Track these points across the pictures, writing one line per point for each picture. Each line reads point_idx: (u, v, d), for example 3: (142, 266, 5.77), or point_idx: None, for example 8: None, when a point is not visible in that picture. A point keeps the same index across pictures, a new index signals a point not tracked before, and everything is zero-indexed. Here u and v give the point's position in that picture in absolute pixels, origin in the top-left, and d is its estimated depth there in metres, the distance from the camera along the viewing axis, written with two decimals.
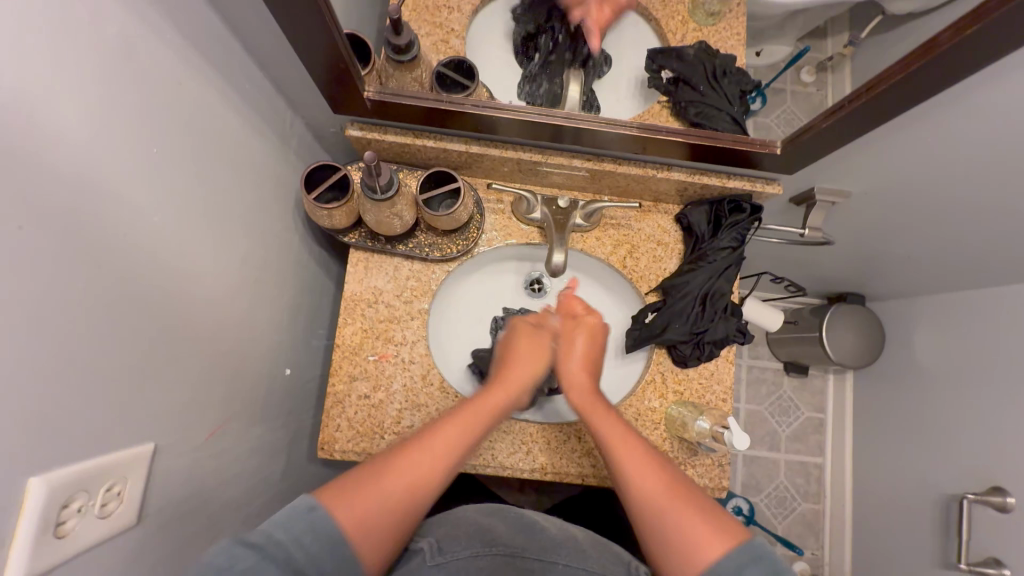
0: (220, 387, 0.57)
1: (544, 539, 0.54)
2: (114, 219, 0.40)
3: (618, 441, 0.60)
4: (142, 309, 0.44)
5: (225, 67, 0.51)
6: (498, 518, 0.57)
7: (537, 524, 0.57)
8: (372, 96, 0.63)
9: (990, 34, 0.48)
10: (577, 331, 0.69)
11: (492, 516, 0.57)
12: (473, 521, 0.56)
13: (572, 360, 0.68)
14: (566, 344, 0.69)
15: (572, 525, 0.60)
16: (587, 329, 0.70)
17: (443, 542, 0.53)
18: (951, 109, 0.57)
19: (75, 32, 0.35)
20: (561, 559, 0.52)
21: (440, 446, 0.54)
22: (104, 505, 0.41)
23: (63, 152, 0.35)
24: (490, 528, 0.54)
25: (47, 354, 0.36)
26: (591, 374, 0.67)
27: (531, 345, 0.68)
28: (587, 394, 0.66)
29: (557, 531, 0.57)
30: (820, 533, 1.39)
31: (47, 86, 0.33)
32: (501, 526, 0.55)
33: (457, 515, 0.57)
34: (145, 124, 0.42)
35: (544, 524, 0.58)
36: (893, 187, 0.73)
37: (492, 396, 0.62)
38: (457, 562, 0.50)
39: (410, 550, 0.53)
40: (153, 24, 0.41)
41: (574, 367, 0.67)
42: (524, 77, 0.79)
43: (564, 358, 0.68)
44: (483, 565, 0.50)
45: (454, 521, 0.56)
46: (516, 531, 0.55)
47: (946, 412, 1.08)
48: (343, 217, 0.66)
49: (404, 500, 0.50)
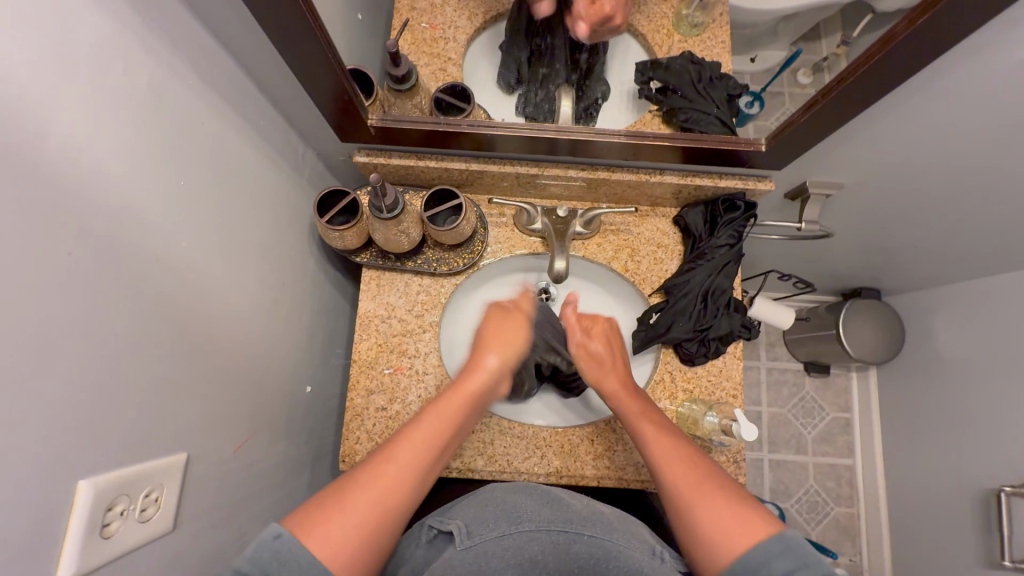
0: (245, 402, 0.60)
1: (570, 512, 0.55)
2: (148, 246, 0.44)
3: (652, 439, 0.62)
4: (175, 326, 0.48)
5: (242, 105, 0.56)
6: (524, 495, 0.57)
7: (564, 499, 0.58)
8: (375, 123, 0.68)
9: (949, 19, 0.50)
10: (597, 336, 0.74)
11: (517, 493, 0.58)
12: (498, 499, 0.57)
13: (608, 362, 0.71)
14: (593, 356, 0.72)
15: (601, 503, 0.60)
16: (603, 333, 0.74)
17: (472, 526, 0.52)
18: (928, 94, 0.60)
19: (113, 82, 0.40)
20: (590, 530, 0.52)
21: (411, 451, 0.53)
22: (143, 510, 0.44)
23: (105, 187, 0.40)
24: (517, 505, 0.55)
25: (90, 368, 0.40)
26: (623, 379, 0.70)
27: (504, 330, 0.67)
28: (623, 395, 0.68)
29: (582, 507, 0.57)
30: (857, 538, 1.35)
31: (90, 128, 0.38)
32: (528, 501, 0.56)
33: (484, 496, 0.58)
34: (173, 160, 0.46)
35: (569, 500, 0.58)
36: (887, 175, 0.74)
37: (462, 387, 0.60)
38: (489, 544, 0.50)
39: (441, 536, 0.53)
40: (179, 71, 0.46)
41: (603, 368, 0.71)
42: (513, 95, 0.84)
43: (591, 363, 0.72)
44: (512, 546, 0.50)
45: (482, 501, 0.57)
46: (543, 505, 0.55)
47: (976, 402, 1.06)
48: (354, 238, 0.70)
49: (376, 509, 0.48)
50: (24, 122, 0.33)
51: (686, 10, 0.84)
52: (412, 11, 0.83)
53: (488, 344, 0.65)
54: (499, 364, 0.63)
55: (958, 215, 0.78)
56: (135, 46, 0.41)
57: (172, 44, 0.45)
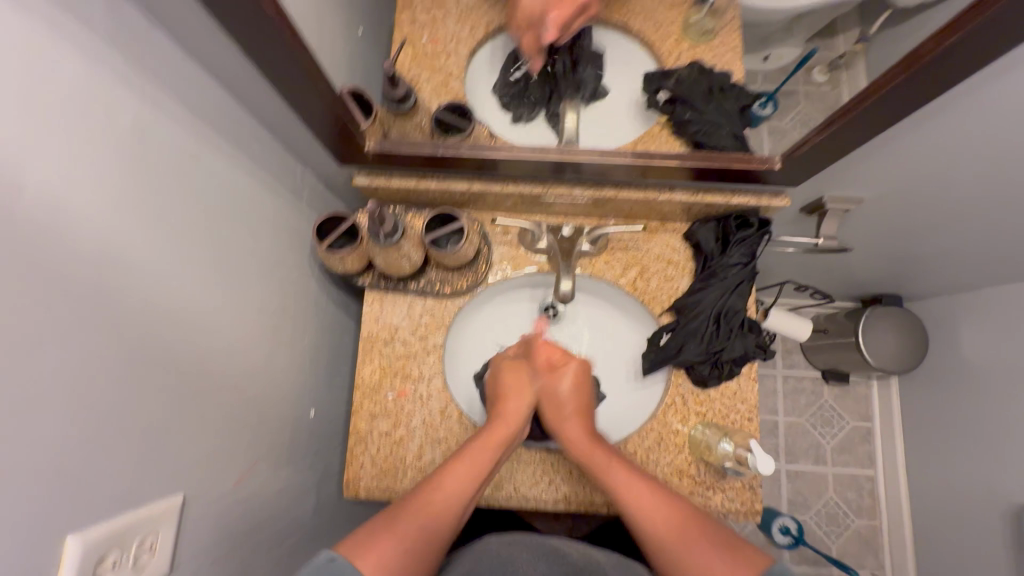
0: (245, 434, 0.59)
1: (566, 565, 0.55)
2: (137, 288, 0.43)
3: (619, 484, 0.61)
4: (166, 367, 0.47)
5: (235, 135, 0.55)
6: (521, 548, 0.58)
7: (559, 550, 0.58)
8: (374, 147, 0.66)
9: (980, 37, 0.47)
10: (560, 378, 0.71)
11: (514, 547, 0.58)
12: (495, 556, 0.56)
13: (565, 404, 0.70)
14: (552, 395, 0.71)
15: (597, 551, 0.60)
16: (573, 373, 0.72)
17: None
18: (953, 106, 0.56)
19: (95, 125, 0.39)
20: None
21: (454, 478, 0.58)
22: (137, 557, 0.43)
23: (86, 233, 0.38)
24: (511, 561, 0.55)
25: (77, 421, 0.38)
26: (585, 423, 0.68)
27: (518, 380, 0.70)
28: (583, 436, 0.67)
29: (578, 556, 0.57)
30: (879, 551, 1.30)
31: (68, 174, 0.37)
32: (522, 556, 0.56)
33: (481, 554, 0.57)
34: (162, 198, 0.45)
35: (567, 549, 0.59)
36: (910, 187, 0.70)
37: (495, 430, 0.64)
38: None
39: None
40: (164, 106, 0.45)
41: (562, 412, 0.69)
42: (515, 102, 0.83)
43: (551, 404, 0.70)
44: None
45: (478, 555, 0.57)
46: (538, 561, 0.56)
47: (1005, 418, 1.01)
48: (355, 261, 0.69)
49: (429, 526, 0.53)
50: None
51: (696, 15, 0.80)
52: (412, 25, 0.81)
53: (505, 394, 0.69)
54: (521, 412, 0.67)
55: (988, 228, 0.74)
56: (118, 85, 0.40)
57: (158, 81, 0.44)
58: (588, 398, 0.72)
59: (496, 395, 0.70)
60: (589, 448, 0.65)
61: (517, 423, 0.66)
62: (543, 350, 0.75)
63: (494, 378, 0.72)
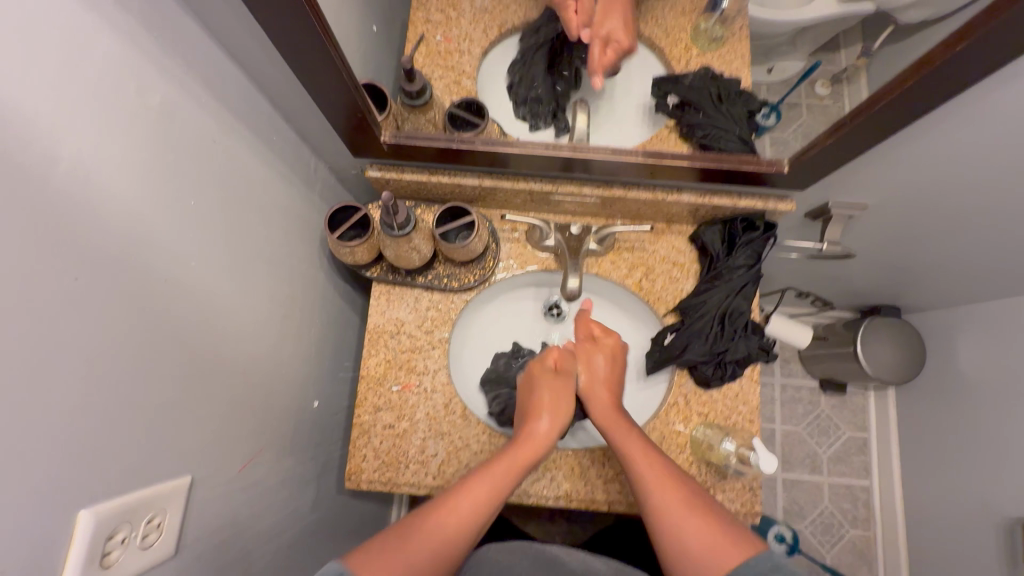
0: (251, 421, 0.59)
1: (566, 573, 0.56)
2: (156, 267, 0.44)
3: (635, 454, 0.61)
4: (179, 347, 0.47)
5: (254, 123, 0.56)
6: (520, 556, 0.59)
7: (558, 557, 0.59)
8: (389, 140, 0.68)
9: (987, 41, 0.48)
10: (595, 353, 0.72)
11: (513, 555, 0.59)
12: (495, 562, 0.57)
13: (595, 379, 0.70)
14: (586, 368, 0.71)
15: (595, 558, 0.60)
16: (608, 351, 0.72)
17: None
18: (958, 118, 0.58)
19: (125, 104, 0.39)
20: None
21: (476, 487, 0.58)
22: (145, 536, 0.43)
23: (111, 209, 0.39)
24: (511, 567, 0.57)
25: (92, 396, 0.39)
26: (611, 394, 0.69)
27: (555, 395, 0.68)
28: (607, 407, 0.68)
29: (578, 564, 0.58)
30: (873, 562, 1.30)
31: (98, 150, 0.37)
32: (522, 565, 0.57)
33: (481, 562, 0.57)
34: (183, 179, 0.46)
35: (566, 557, 0.60)
36: (912, 195, 0.72)
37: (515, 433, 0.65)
38: None
39: None
40: (190, 90, 0.46)
41: (597, 386, 0.69)
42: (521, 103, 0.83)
43: (588, 373, 0.71)
44: None
45: (477, 563, 0.57)
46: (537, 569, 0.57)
47: (1000, 428, 1.02)
48: (365, 253, 0.69)
49: (451, 539, 0.54)
50: (33, 145, 0.33)
51: (705, 23, 0.82)
52: (427, 24, 0.83)
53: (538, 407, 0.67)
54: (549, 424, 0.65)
55: (985, 239, 0.76)
56: (148, 68, 0.41)
57: (185, 63, 0.45)
58: (620, 376, 0.72)
59: (529, 407, 0.68)
60: (613, 419, 0.66)
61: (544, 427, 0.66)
62: (554, 355, 0.72)
63: (528, 389, 0.70)
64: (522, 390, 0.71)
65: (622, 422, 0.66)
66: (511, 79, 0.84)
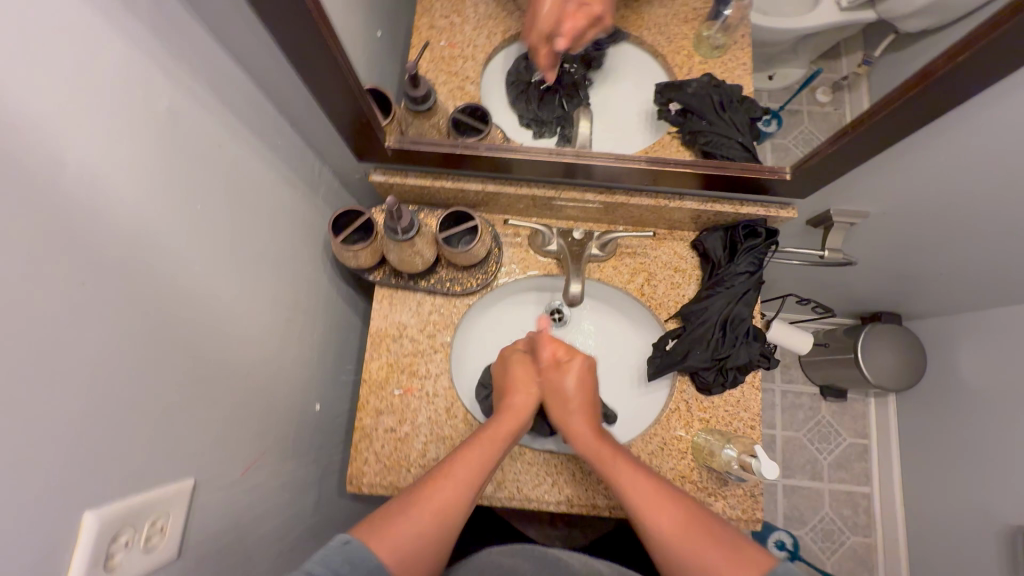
0: (254, 424, 0.60)
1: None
2: (161, 270, 0.44)
3: (626, 486, 0.60)
4: (183, 350, 0.47)
5: (260, 128, 0.56)
6: (522, 557, 0.58)
7: (561, 559, 0.59)
8: (394, 145, 0.68)
9: (989, 52, 0.48)
10: (563, 376, 0.71)
11: (516, 557, 0.58)
12: (497, 564, 0.57)
13: (568, 403, 0.70)
14: (558, 395, 0.70)
15: (598, 561, 0.60)
16: (577, 370, 0.72)
17: None
18: (959, 127, 0.58)
19: (133, 109, 0.40)
20: None
21: (455, 476, 0.57)
22: (148, 539, 0.44)
23: (119, 213, 0.39)
24: (514, 568, 0.56)
25: (98, 399, 0.39)
26: (590, 422, 0.68)
27: (524, 373, 0.71)
28: (591, 438, 0.67)
29: (581, 566, 0.58)
30: (874, 569, 1.30)
31: (106, 155, 0.38)
32: (525, 566, 0.57)
33: (483, 564, 0.57)
34: (189, 183, 0.46)
35: (569, 559, 0.59)
36: (913, 203, 0.72)
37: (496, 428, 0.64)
38: None
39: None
40: (198, 95, 0.46)
41: (571, 412, 0.69)
42: (522, 107, 0.83)
43: (557, 404, 0.70)
44: None
45: (480, 566, 0.57)
46: (540, 570, 0.56)
47: (1001, 435, 1.02)
48: (368, 257, 0.70)
49: (431, 528, 0.52)
50: (41, 149, 0.33)
51: (707, 32, 0.83)
52: (430, 30, 0.83)
53: (514, 391, 0.69)
54: (524, 399, 0.68)
55: (987, 247, 0.76)
56: (157, 73, 0.42)
57: (193, 69, 0.45)
58: (592, 397, 0.72)
59: (502, 384, 0.71)
60: (596, 451, 0.65)
61: (520, 422, 0.66)
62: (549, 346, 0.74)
63: (502, 373, 0.73)
64: (497, 371, 0.74)
65: (611, 454, 0.64)
66: (514, 86, 0.85)
